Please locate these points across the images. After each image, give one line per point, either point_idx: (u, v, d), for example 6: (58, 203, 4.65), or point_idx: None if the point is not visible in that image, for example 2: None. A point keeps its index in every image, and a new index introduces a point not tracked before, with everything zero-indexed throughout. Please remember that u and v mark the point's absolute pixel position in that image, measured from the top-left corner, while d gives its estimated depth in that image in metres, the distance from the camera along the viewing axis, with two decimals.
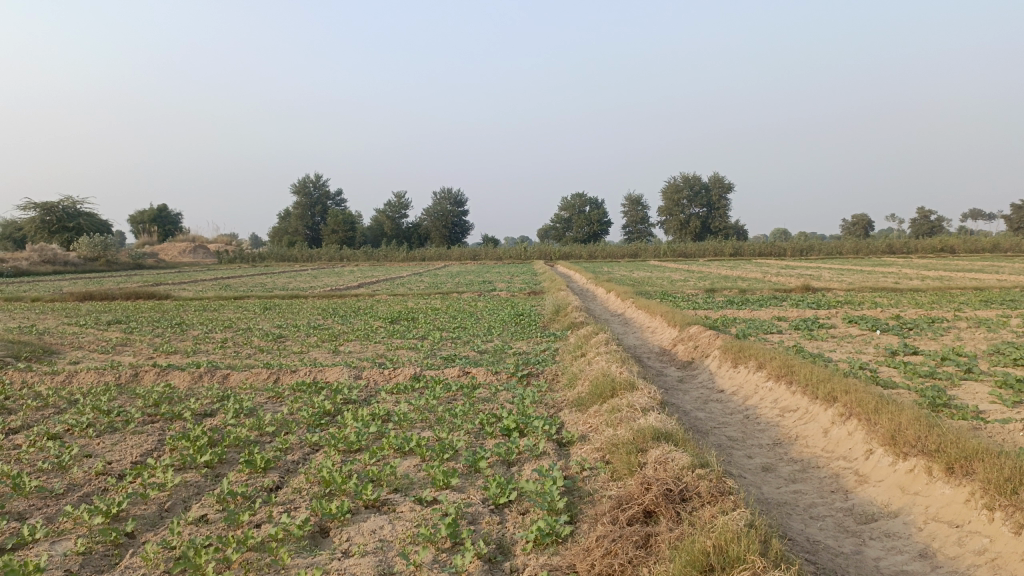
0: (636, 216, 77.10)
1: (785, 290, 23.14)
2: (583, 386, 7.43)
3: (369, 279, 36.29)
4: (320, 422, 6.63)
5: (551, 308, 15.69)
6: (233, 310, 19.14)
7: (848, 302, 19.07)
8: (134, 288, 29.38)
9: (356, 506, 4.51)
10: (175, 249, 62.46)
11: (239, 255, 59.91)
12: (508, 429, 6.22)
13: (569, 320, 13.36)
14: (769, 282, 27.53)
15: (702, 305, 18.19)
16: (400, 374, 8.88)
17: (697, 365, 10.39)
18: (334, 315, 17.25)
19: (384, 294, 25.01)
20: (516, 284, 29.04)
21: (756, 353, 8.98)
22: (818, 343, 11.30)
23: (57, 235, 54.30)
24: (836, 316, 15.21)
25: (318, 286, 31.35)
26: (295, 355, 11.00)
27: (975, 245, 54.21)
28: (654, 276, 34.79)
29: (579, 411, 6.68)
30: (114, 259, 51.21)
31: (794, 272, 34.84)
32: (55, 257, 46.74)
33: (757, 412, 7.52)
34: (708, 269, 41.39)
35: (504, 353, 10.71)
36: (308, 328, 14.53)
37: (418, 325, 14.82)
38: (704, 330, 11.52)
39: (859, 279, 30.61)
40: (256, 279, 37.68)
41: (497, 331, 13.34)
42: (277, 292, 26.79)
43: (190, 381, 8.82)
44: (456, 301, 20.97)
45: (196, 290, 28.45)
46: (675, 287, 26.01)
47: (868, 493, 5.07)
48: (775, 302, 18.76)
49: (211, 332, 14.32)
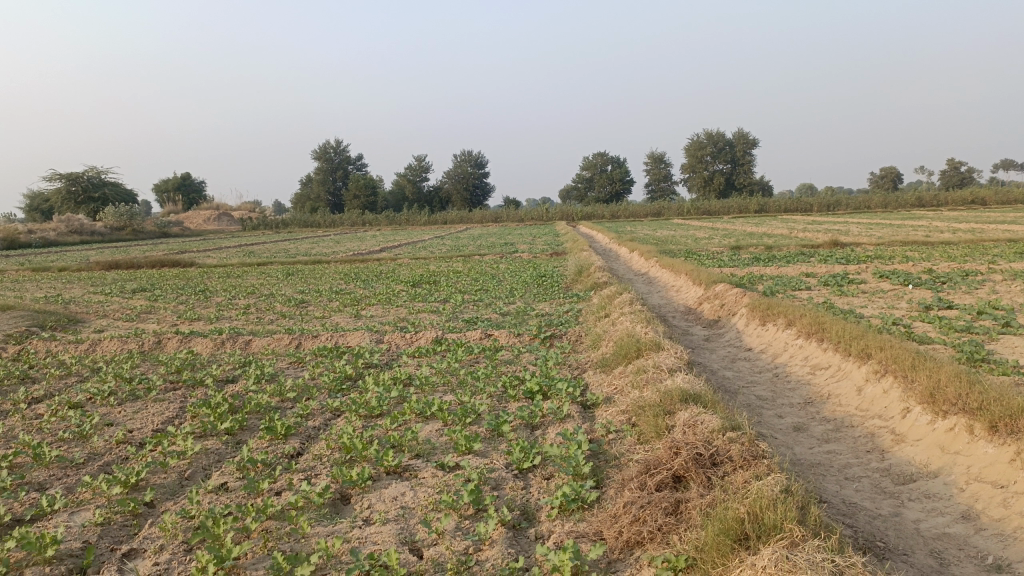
0: (659, 174, 76.12)
1: (812, 246, 22.70)
2: (608, 347, 7.27)
3: (391, 243, 36.29)
4: (342, 387, 6.56)
5: (574, 268, 15.51)
6: (256, 276, 19.17)
7: (878, 256, 18.65)
8: (159, 256, 29.59)
9: (377, 473, 4.43)
10: (199, 217, 62.83)
11: (262, 222, 60.15)
12: (531, 392, 6.10)
13: (592, 280, 13.17)
14: (796, 238, 27.05)
15: (727, 262, 17.89)
16: (421, 337, 8.78)
17: (724, 323, 10.19)
18: (356, 279, 17.21)
19: (405, 258, 24.91)
20: (538, 245, 28.81)
21: (785, 310, 8.75)
22: (848, 299, 11.02)
23: (83, 205, 54.81)
24: (866, 272, 14.86)
25: (340, 250, 31.36)
26: (317, 320, 10.95)
27: (1008, 196, 52.90)
28: (678, 235, 34.37)
29: (604, 372, 6.53)
30: (139, 228, 51.64)
31: (821, 227, 34.22)
32: (82, 227, 47.22)
33: (787, 370, 7.32)
34: (732, 226, 40.82)
35: (527, 314, 10.57)
36: (330, 293, 14.48)
37: (440, 288, 14.72)
38: (730, 288, 11.29)
39: (889, 233, 30.02)
40: (280, 245, 37.82)
41: (520, 293, 13.19)
42: (300, 258, 26.85)
43: (212, 348, 8.80)
44: (478, 263, 20.83)
45: (220, 257, 28.57)
46: (699, 245, 25.65)
47: (906, 452, 4.89)
48: (803, 258, 18.39)
49: (234, 298, 14.33)
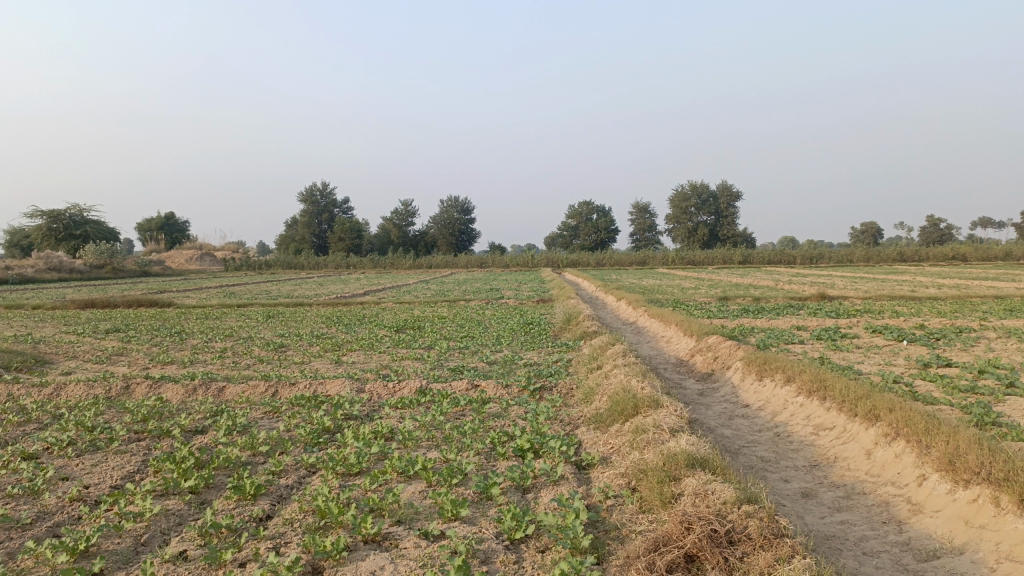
0: (644, 224, 76.59)
1: (800, 298, 22.57)
2: (601, 402, 6.91)
3: (375, 287, 35.87)
4: (319, 441, 6.13)
5: (562, 317, 15.19)
6: (235, 318, 18.67)
7: (867, 310, 18.51)
8: (137, 296, 28.99)
9: (354, 542, 4.01)
10: (182, 257, 62.19)
11: (245, 263, 59.58)
12: (522, 450, 5.71)
13: (581, 330, 12.84)
14: (783, 290, 26.94)
15: (717, 313, 17.66)
16: (405, 387, 8.36)
17: (717, 377, 9.86)
18: (337, 324, 16.75)
19: (389, 302, 24.49)
20: (524, 292, 28.50)
21: (783, 365, 8.44)
22: (844, 354, 10.74)
23: (63, 242, 54.07)
24: (857, 326, 14.64)
25: (323, 293, 30.94)
26: (296, 366, 10.51)
27: (987, 252, 53.52)
28: (664, 284, 34.21)
29: (598, 429, 6.16)
30: (120, 267, 50.92)
31: (807, 280, 34.21)
32: (61, 264, 46.47)
33: (789, 429, 6.99)
34: (718, 277, 40.87)
35: (515, 364, 10.18)
36: (310, 337, 14.03)
37: (424, 334, 14.33)
38: (723, 340, 11.00)
39: (874, 287, 30.02)
40: (262, 286, 37.29)
41: (506, 341, 12.82)
42: (281, 300, 26.38)
43: (183, 395, 8.34)
44: (463, 309, 20.46)
45: (199, 298, 28.01)
46: (686, 295, 25.48)
47: (925, 525, 4.56)
48: (792, 310, 18.19)
49: (210, 341, 13.84)
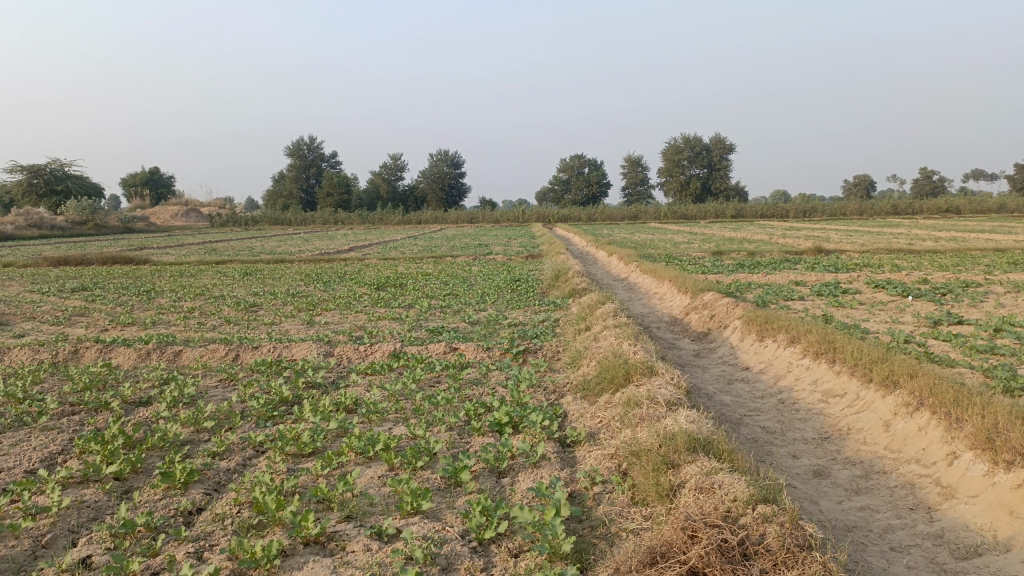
0: (636, 178, 75.59)
1: (796, 252, 21.92)
2: (589, 367, 6.25)
3: (361, 242, 35.00)
4: (272, 415, 5.48)
5: (550, 273, 14.50)
6: (210, 276, 17.90)
7: (866, 264, 17.89)
8: (116, 253, 28.12)
9: (291, 546, 3.38)
10: (167, 213, 60.94)
11: (231, 218, 58.42)
12: (499, 424, 5.07)
13: (569, 286, 12.16)
14: (777, 244, 26.29)
15: (711, 268, 17.03)
16: (377, 350, 7.69)
17: (713, 337, 9.24)
18: (316, 281, 16.00)
19: (373, 258, 23.70)
20: (513, 247, 27.75)
21: (786, 325, 7.81)
22: (847, 311, 10.10)
23: (44, 198, 52.80)
24: (859, 281, 14.02)
25: (308, 249, 30.12)
26: (264, 328, 9.81)
27: (981, 205, 52.86)
28: (655, 239, 33.41)
29: (586, 399, 5.52)
30: (102, 223, 49.84)
31: (801, 234, 33.57)
32: (41, 221, 45.29)
33: (794, 396, 6.39)
34: (711, 231, 40.18)
35: (498, 324, 9.51)
36: (285, 296, 13.31)
37: (405, 291, 13.64)
38: (720, 297, 10.36)
39: (869, 240, 29.44)
40: (246, 243, 36.37)
41: (491, 299, 12.13)
42: (263, 256, 25.55)
43: (135, 361, 7.64)
44: (449, 265, 19.73)
45: (179, 255, 27.19)
46: (679, 249, 24.83)
47: (959, 512, 3.95)
48: (789, 265, 17.53)
49: (179, 300, 13.11)
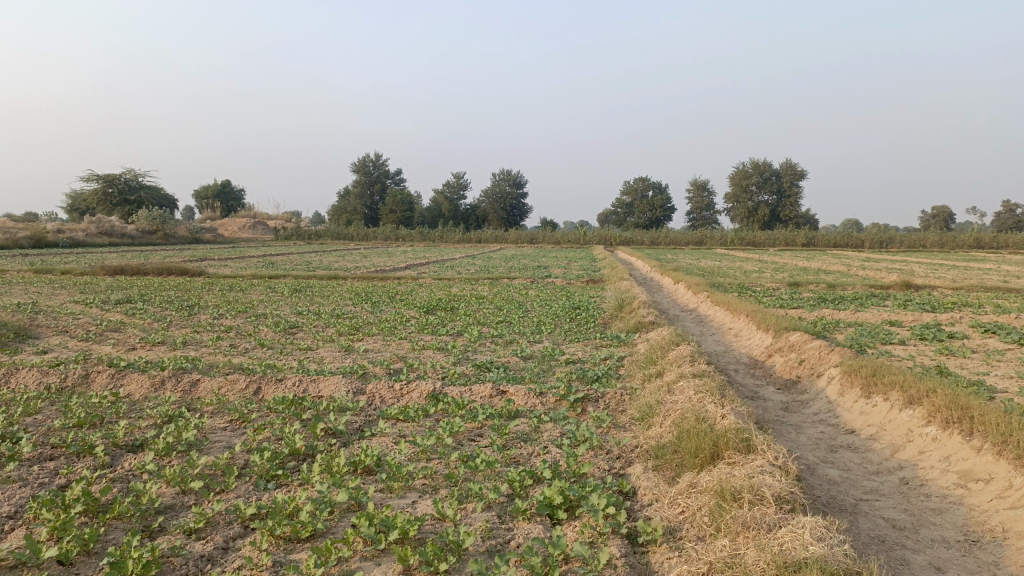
0: (701, 203, 73.79)
1: (880, 287, 20.18)
2: (663, 428, 5.13)
3: (419, 260, 34.54)
4: (275, 475, 4.54)
5: (612, 301, 13.37)
6: (259, 291, 17.31)
7: (962, 303, 16.20)
8: (176, 263, 28.09)
9: None
10: (234, 225, 61.83)
11: (295, 232, 58.83)
12: (551, 506, 3.98)
13: (634, 318, 10.98)
14: (857, 277, 24.54)
15: (788, 302, 15.64)
16: (414, 390, 6.68)
17: (803, 388, 7.97)
18: (365, 301, 15.20)
19: (428, 277, 22.85)
20: (574, 271, 26.67)
21: (901, 381, 6.52)
22: (960, 362, 8.68)
23: (117, 207, 54.05)
24: (961, 324, 12.44)
25: (364, 265, 29.62)
26: (297, 354, 8.93)
27: None
28: (723, 266, 31.86)
29: (660, 475, 4.40)
30: (171, 233, 50.68)
31: (880, 266, 31.68)
32: (113, 229, 46.14)
33: (920, 477, 5.14)
34: (779, 260, 38.45)
35: (554, 362, 8.40)
36: (330, 317, 12.49)
37: (456, 316, 12.68)
38: (809, 340, 9.08)
39: (957, 275, 27.42)
40: (306, 257, 36.19)
41: (548, 328, 11.03)
42: (318, 272, 25.03)
43: (146, 394, 6.81)
44: (505, 289, 18.70)
45: (235, 268, 26.87)
46: (750, 279, 23.38)
47: None
48: (877, 302, 15.96)
49: (219, 318, 12.41)
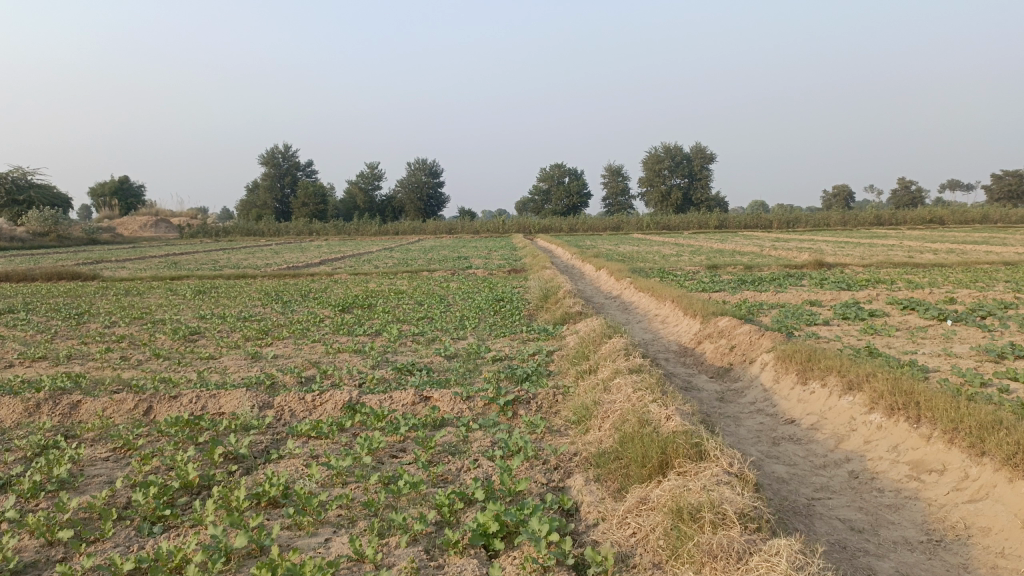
0: (616, 188, 74.55)
1: (795, 267, 20.50)
2: (603, 432, 4.71)
3: (334, 254, 33.44)
4: (162, 516, 3.89)
5: (536, 292, 12.96)
6: (161, 295, 16.14)
7: (876, 280, 16.53)
8: (69, 266, 26.22)
9: None
10: (136, 223, 58.68)
11: (202, 229, 56.21)
12: (486, 535, 3.50)
13: (560, 309, 10.58)
14: (772, 258, 24.97)
15: (710, 285, 15.61)
16: (328, 401, 6.07)
17: (736, 375, 7.72)
18: (276, 301, 14.31)
19: (343, 273, 21.95)
20: (494, 260, 26.21)
21: (838, 366, 6.32)
22: (886, 341, 8.64)
23: (5, 209, 50.39)
24: (879, 302, 12.59)
25: (277, 262, 28.37)
26: (197, 364, 8.12)
27: (963, 216, 52.16)
28: (642, 251, 32.00)
29: (605, 490, 3.97)
30: (65, 234, 47.63)
31: (791, 246, 32.52)
32: (0, 232, 42.93)
33: (870, 470, 4.90)
34: (694, 243, 39.05)
35: (480, 360, 7.91)
36: (237, 320, 11.62)
37: (374, 314, 12.02)
38: (738, 324, 8.88)
39: (864, 252, 28.32)
40: (213, 255, 34.52)
41: (471, 324, 10.51)
42: (226, 271, 23.75)
43: (16, 421, 5.95)
44: (424, 282, 18.04)
45: (134, 269, 25.25)
46: (670, 263, 23.47)
47: None
48: (795, 282, 16.10)
49: (113, 326, 11.38)
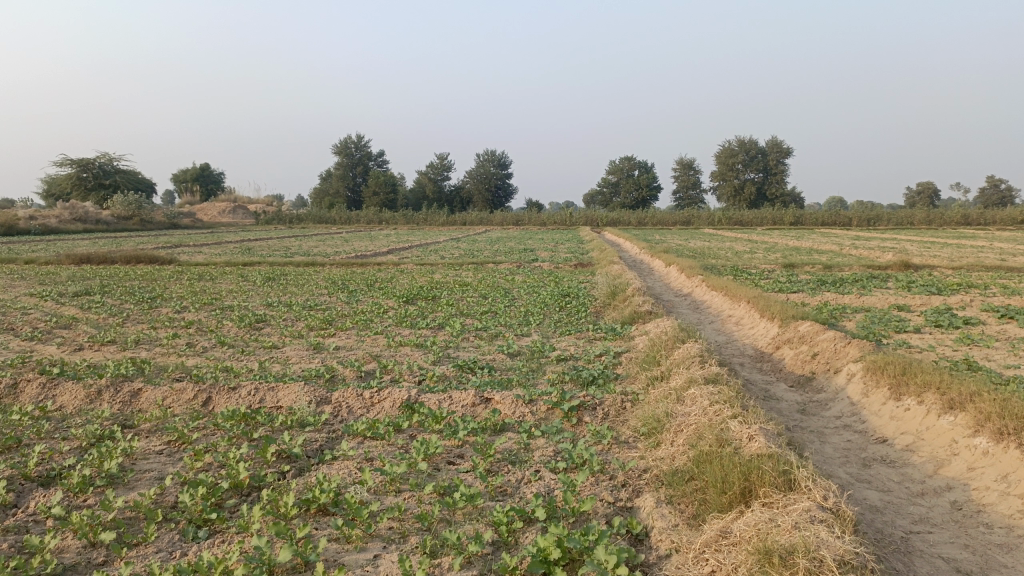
0: (687, 182, 73.09)
1: (878, 268, 19.52)
2: (676, 449, 4.34)
3: (402, 244, 33.65)
4: (207, 520, 3.71)
5: (603, 288, 12.58)
6: (230, 281, 16.37)
7: (966, 285, 15.53)
8: (148, 250, 27.05)
9: None
10: (214, 209, 60.47)
11: (276, 216, 57.52)
12: (546, 561, 3.18)
13: (629, 307, 10.19)
14: (852, 257, 23.88)
15: (786, 285, 14.93)
16: (386, 398, 5.85)
17: (819, 385, 7.20)
18: (341, 290, 14.31)
19: (410, 262, 21.92)
20: (561, 253, 25.91)
21: (937, 382, 5.77)
22: (986, 353, 7.95)
23: (93, 193, 52.52)
24: (972, 308, 11.75)
25: (345, 251, 28.67)
26: (259, 354, 8.05)
27: None
28: (713, 247, 31.14)
29: (679, 514, 3.61)
30: (148, 218, 49.39)
31: (870, 245, 31.12)
32: (87, 215, 44.77)
33: (977, 502, 4.38)
34: (767, 239, 37.87)
35: (544, 359, 7.60)
36: (301, 309, 11.61)
37: (438, 306, 11.85)
38: (820, 330, 8.32)
39: (950, 253, 26.87)
40: (284, 242, 35.09)
41: (536, 319, 10.21)
42: (295, 258, 24.07)
43: (78, 408, 5.94)
44: (490, 274, 17.83)
45: (209, 254, 25.86)
46: (743, 261, 22.68)
47: None
48: (878, 284, 15.26)
49: (182, 311, 11.51)
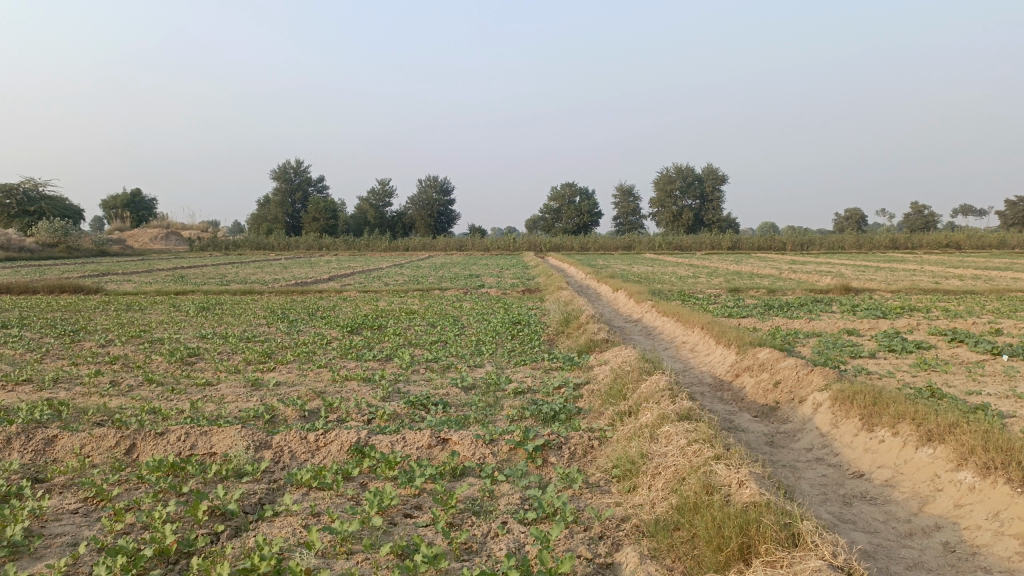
0: (628, 208, 73.95)
1: (821, 292, 19.75)
2: (655, 495, 3.99)
3: (344, 270, 32.85)
4: None
5: (555, 316, 12.25)
6: (162, 311, 15.50)
7: (909, 308, 15.73)
8: (74, 279, 25.67)
9: None
10: (146, 235, 58.40)
11: (211, 242, 55.83)
12: None
13: (584, 336, 9.88)
14: (794, 282, 24.17)
15: (735, 310, 14.88)
16: (333, 441, 5.36)
17: (784, 415, 6.97)
18: (281, 320, 13.64)
19: (352, 290, 21.28)
20: (507, 279, 25.56)
21: (911, 413, 5.58)
22: (946, 378, 7.86)
23: (15, 219, 50.09)
24: (920, 332, 11.81)
25: (285, 278, 27.80)
26: (191, 393, 7.42)
27: (981, 240, 51.17)
28: (658, 272, 31.24)
29: (667, 572, 3.25)
30: (74, 246, 47.26)
31: (809, 269, 31.65)
32: (9, 243, 42.62)
33: (969, 542, 4.14)
34: (709, 264, 38.36)
35: (500, 393, 7.19)
36: (239, 341, 10.95)
37: (384, 336, 11.33)
38: (781, 357, 8.14)
39: (885, 277, 27.50)
40: (220, 269, 33.88)
41: (488, 349, 9.80)
42: (232, 286, 23.16)
43: None
44: (437, 301, 17.35)
45: (139, 283, 24.71)
46: (689, 286, 22.72)
47: None
48: (825, 309, 15.32)
49: (107, 346, 10.72)
